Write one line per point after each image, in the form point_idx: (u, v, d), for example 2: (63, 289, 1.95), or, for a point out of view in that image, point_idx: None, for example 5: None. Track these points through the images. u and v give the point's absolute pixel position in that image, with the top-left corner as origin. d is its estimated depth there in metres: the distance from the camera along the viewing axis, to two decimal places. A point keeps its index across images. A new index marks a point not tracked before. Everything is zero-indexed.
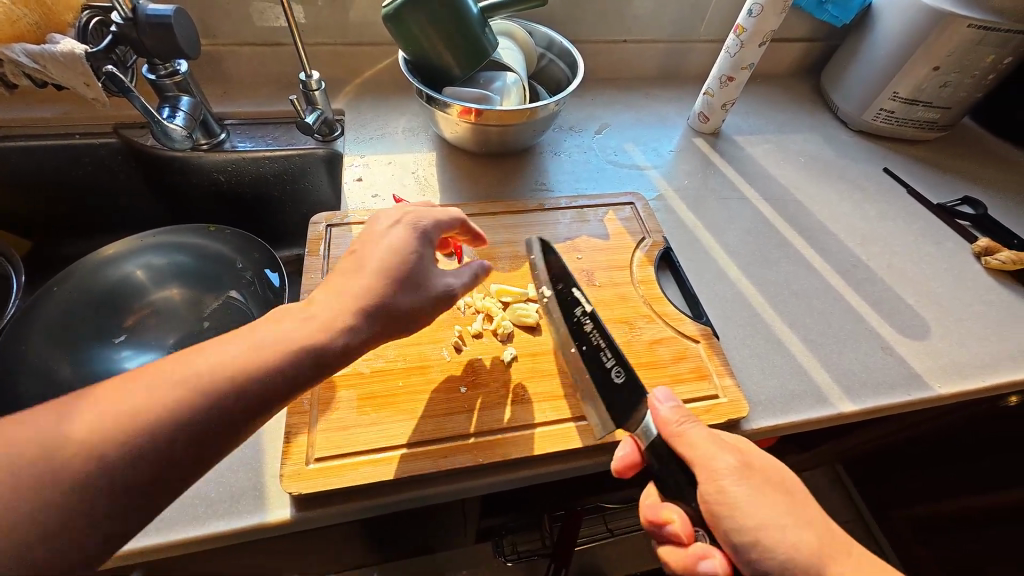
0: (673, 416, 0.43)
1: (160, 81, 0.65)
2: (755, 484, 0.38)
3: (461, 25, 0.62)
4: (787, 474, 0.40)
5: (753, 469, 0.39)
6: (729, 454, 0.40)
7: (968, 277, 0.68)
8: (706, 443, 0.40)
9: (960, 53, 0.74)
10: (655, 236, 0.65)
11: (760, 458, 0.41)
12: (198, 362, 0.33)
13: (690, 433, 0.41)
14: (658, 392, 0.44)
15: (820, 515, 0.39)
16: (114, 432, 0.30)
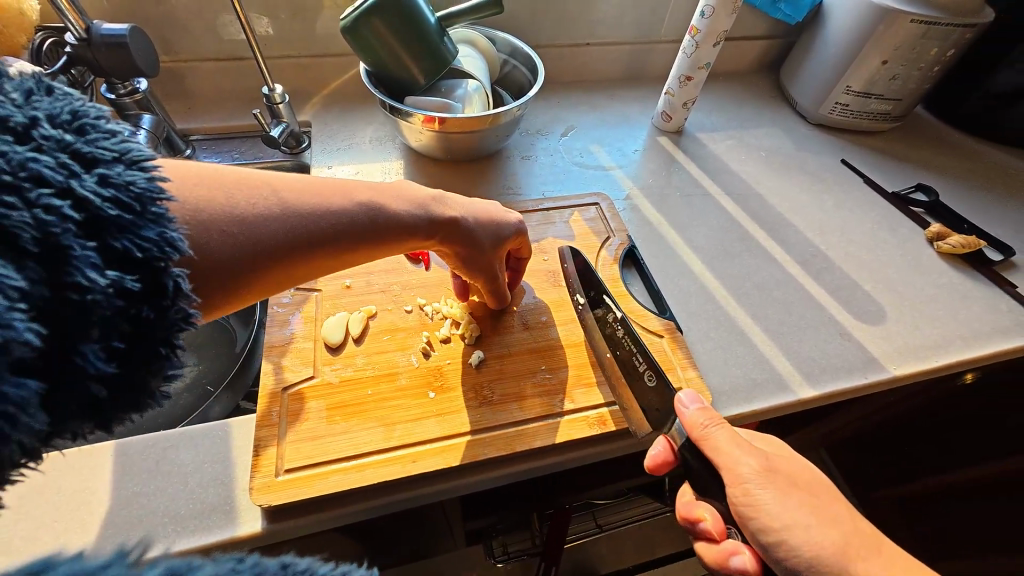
0: (699, 418, 0.43)
1: (120, 100, 0.65)
2: (776, 484, 0.39)
3: (419, 34, 0.63)
4: (813, 476, 0.40)
5: (775, 471, 0.40)
6: (751, 457, 0.40)
7: (921, 261, 0.71)
8: (728, 445, 0.41)
9: (906, 46, 0.77)
10: (620, 235, 0.67)
11: (788, 462, 0.41)
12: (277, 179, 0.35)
13: (715, 434, 0.41)
14: (681, 395, 0.45)
15: (848, 516, 0.39)
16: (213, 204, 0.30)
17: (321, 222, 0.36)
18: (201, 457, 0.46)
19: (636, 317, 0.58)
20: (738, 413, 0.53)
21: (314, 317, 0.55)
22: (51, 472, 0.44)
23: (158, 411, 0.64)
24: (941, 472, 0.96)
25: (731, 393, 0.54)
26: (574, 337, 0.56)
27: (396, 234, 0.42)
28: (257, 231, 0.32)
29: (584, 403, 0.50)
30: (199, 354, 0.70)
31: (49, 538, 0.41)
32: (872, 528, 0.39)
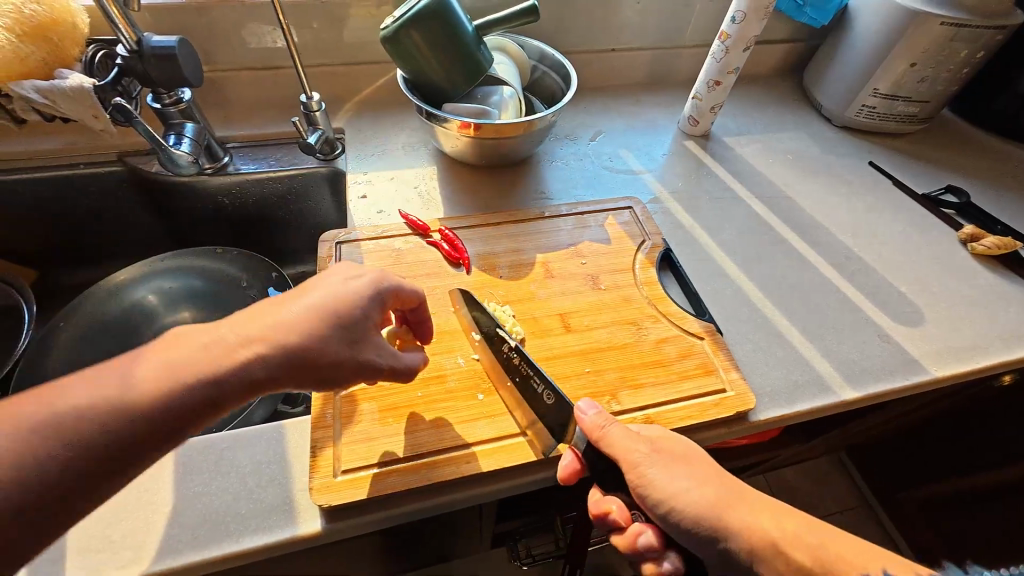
0: (597, 419, 0.46)
1: (165, 109, 0.66)
2: (660, 462, 0.43)
3: (456, 42, 0.64)
4: (688, 447, 0.45)
5: (660, 450, 0.44)
6: (641, 443, 0.44)
7: (955, 263, 0.71)
8: (634, 436, 0.45)
9: (935, 49, 0.77)
10: (655, 238, 0.67)
11: (666, 439, 0.45)
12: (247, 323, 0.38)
13: (612, 430, 0.45)
14: (581, 402, 0.47)
15: (715, 473, 0.43)
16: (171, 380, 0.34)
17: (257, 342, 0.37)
18: (258, 458, 0.47)
19: (676, 319, 0.59)
20: (781, 415, 0.54)
21: None
22: None
23: None
24: (971, 475, 0.95)
25: (772, 395, 0.55)
26: (616, 339, 0.56)
27: (265, 363, 0.36)
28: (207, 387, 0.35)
29: (630, 404, 0.51)
30: None
31: (116, 537, 0.42)
32: (739, 484, 0.43)
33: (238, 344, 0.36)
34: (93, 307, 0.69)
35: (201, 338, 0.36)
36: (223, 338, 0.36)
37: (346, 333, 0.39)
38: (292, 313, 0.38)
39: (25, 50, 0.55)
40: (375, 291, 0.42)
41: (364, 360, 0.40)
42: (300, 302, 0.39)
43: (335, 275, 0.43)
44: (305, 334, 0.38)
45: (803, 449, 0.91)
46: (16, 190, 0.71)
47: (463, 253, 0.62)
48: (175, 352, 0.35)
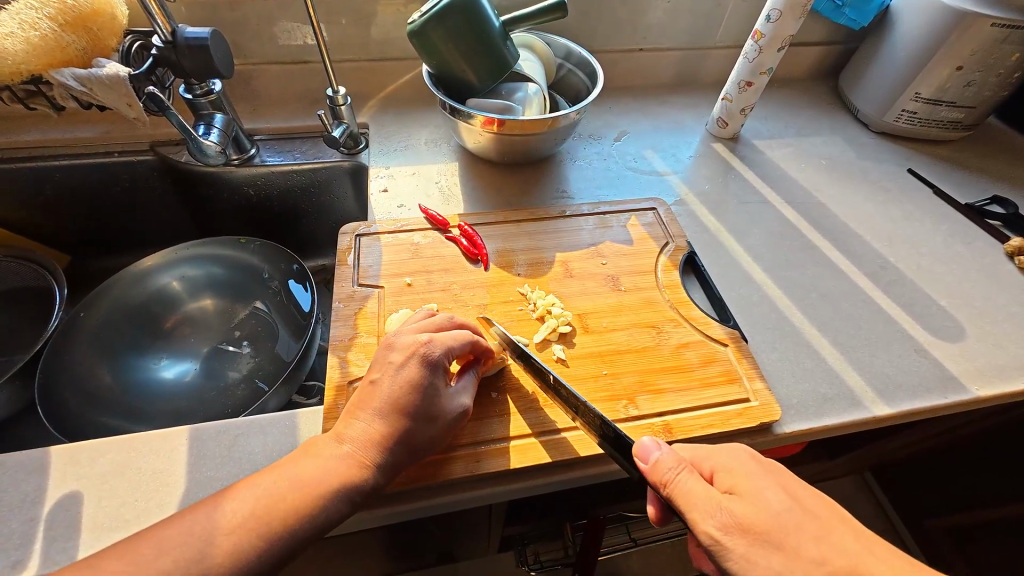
0: (664, 467, 0.37)
1: (196, 100, 0.68)
2: (738, 543, 0.34)
3: (481, 36, 0.63)
4: (777, 516, 0.34)
5: (739, 525, 0.34)
6: (710, 518, 0.35)
7: (1000, 276, 0.67)
8: (703, 496, 0.35)
9: (984, 51, 0.73)
10: (679, 241, 0.65)
11: (748, 503, 0.35)
12: (306, 467, 0.39)
13: (683, 484, 0.36)
14: (639, 447, 0.39)
15: (817, 555, 0.32)
16: (252, 525, 0.36)
17: (321, 485, 0.39)
18: (270, 446, 0.47)
19: (699, 324, 0.57)
20: (808, 428, 0.51)
21: (376, 313, 0.56)
22: (131, 452, 0.46)
23: (216, 400, 0.65)
24: (1008, 502, 0.90)
25: (800, 407, 0.52)
26: (634, 342, 0.55)
27: (357, 475, 0.40)
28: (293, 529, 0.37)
29: (649, 410, 0.49)
30: (256, 347, 0.71)
31: (130, 517, 0.42)
32: (856, 552, 0.32)
33: (324, 477, 0.39)
34: (120, 291, 0.71)
35: (275, 477, 0.39)
36: (314, 473, 0.39)
37: (416, 424, 0.42)
38: (369, 420, 0.41)
39: (67, 40, 0.57)
40: (427, 367, 0.43)
41: (424, 434, 0.42)
42: (369, 415, 0.42)
43: (382, 366, 0.44)
44: (384, 437, 0.41)
45: (826, 466, 0.87)
46: (52, 177, 0.74)
47: (481, 250, 0.62)
48: (259, 493, 0.38)
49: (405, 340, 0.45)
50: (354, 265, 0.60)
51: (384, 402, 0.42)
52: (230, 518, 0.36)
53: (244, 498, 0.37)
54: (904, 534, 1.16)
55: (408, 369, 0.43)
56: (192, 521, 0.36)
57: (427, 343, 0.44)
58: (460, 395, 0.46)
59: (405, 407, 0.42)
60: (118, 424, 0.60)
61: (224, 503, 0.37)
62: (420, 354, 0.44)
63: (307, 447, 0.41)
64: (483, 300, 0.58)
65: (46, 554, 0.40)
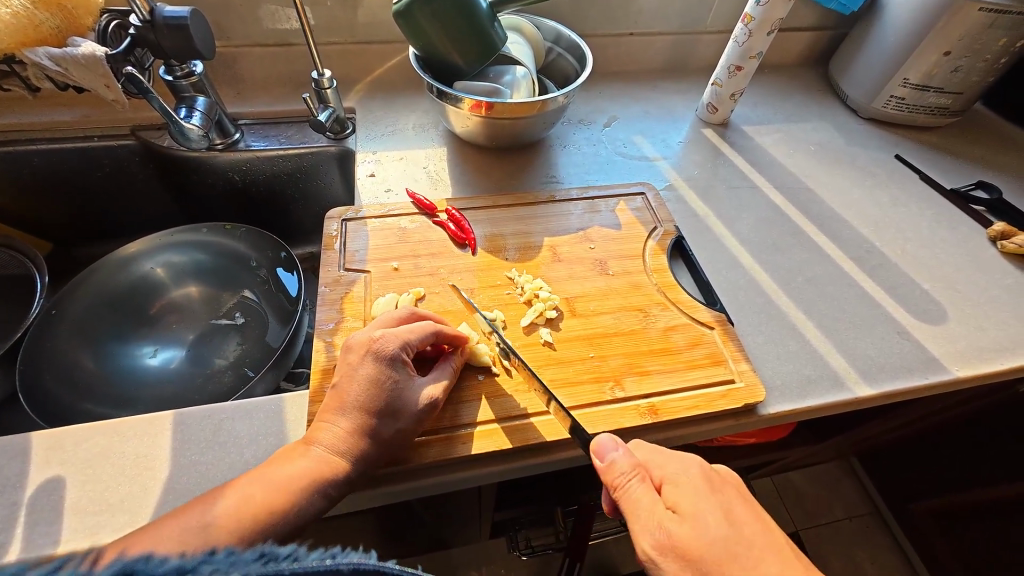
0: (617, 469, 0.39)
1: (177, 82, 0.66)
2: (671, 564, 0.34)
3: (469, 16, 0.62)
4: (708, 539, 0.34)
5: (671, 545, 0.35)
6: (648, 534, 0.36)
7: (984, 260, 0.68)
8: (646, 508, 0.37)
9: (972, 36, 0.73)
10: (667, 225, 0.65)
11: (687, 524, 0.35)
12: (279, 470, 0.39)
13: (630, 490, 0.38)
14: (600, 442, 0.40)
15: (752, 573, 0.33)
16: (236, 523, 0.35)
17: (296, 484, 0.38)
18: (256, 431, 0.47)
19: (686, 307, 0.57)
20: (792, 409, 0.52)
21: (363, 298, 0.55)
22: (114, 436, 0.45)
23: (203, 388, 0.65)
24: (987, 486, 0.92)
25: (784, 389, 0.53)
26: (622, 325, 0.55)
27: (330, 470, 0.40)
28: (274, 526, 0.36)
29: (635, 391, 0.49)
30: (242, 334, 0.71)
31: (113, 501, 0.42)
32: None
33: (296, 475, 0.39)
34: (103, 276, 0.70)
35: (250, 480, 0.38)
36: (286, 472, 0.39)
37: (381, 419, 0.42)
38: (337, 420, 0.42)
39: (40, 18, 0.56)
40: (383, 363, 0.44)
41: (392, 427, 0.43)
42: (335, 416, 0.42)
43: (343, 368, 0.44)
44: (352, 433, 0.41)
45: (812, 451, 0.88)
46: (31, 161, 0.72)
47: (469, 234, 0.61)
48: (232, 492, 0.37)
49: (361, 338, 0.45)
50: (340, 250, 0.60)
51: (348, 403, 0.42)
52: (203, 515, 0.35)
53: (218, 497, 0.37)
54: (889, 517, 1.19)
55: (364, 369, 0.43)
56: (169, 522, 0.34)
57: (380, 339, 0.44)
58: (427, 386, 0.46)
59: (369, 403, 0.42)
60: (104, 411, 0.60)
61: (196, 506, 0.36)
62: (375, 352, 0.44)
63: (279, 453, 0.41)
64: (470, 283, 0.58)
65: (28, 538, 0.39)
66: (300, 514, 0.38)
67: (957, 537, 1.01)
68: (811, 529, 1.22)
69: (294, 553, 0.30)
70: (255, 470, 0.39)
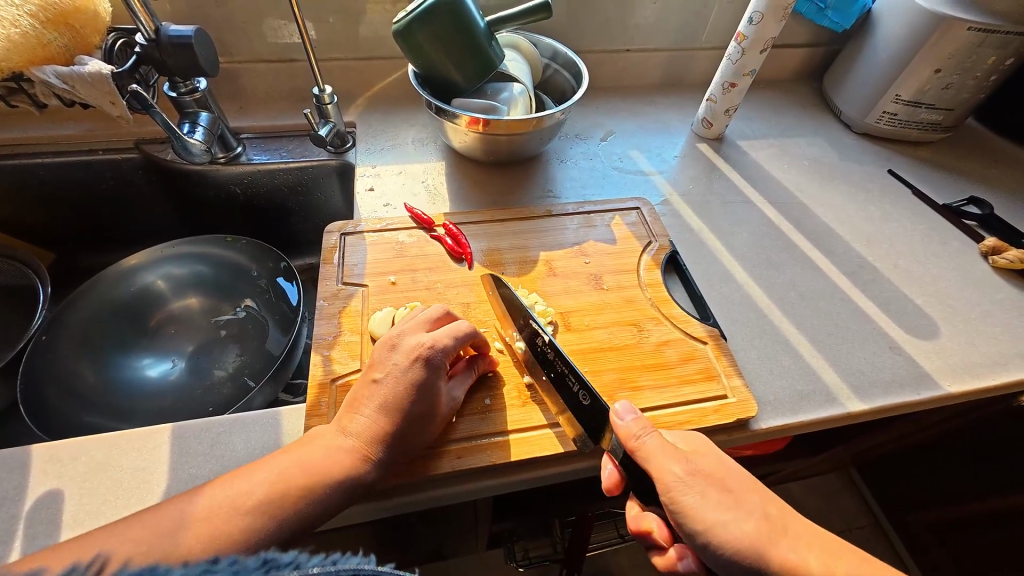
0: (633, 427, 0.43)
1: (181, 98, 0.68)
2: (698, 486, 0.39)
3: (466, 33, 0.63)
4: (726, 468, 0.41)
5: (699, 472, 0.40)
6: (677, 462, 0.40)
7: (976, 276, 0.68)
8: (668, 450, 0.41)
9: (962, 54, 0.75)
10: (662, 240, 0.66)
11: (705, 458, 0.42)
12: (308, 456, 0.40)
13: (648, 442, 0.42)
14: (619, 404, 0.44)
15: (760, 504, 0.39)
16: (254, 507, 0.37)
17: (322, 475, 0.40)
18: (253, 443, 0.47)
19: (679, 322, 0.58)
20: (784, 424, 0.52)
21: (361, 312, 0.56)
22: (112, 450, 0.46)
23: (202, 400, 0.65)
24: (983, 498, 0.92)
25: (776, 403, 0.53)
26: (616, 340, 0.55)
27: (357, 464, 0.41)
28: (297, 513, 0.38)
29: None
30: (241, 345, 0.71)
31: (111, 514, 0.42)
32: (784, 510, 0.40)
33: (329, 465, 0.40)
34: (106, 287, 0.71)
35: (278, 463, 0.40)
36: (316, 461, 0.40)
37: (413, 423, 0.43)
38: (371, 416, 0.43)
39: (49, 38, 0.57)
40: (429, 369, 0.45)
41: (419, 433, 0.44)
42: (371, 411, 0.43)
43: (385, 366, 0.45)
44: (384, 433, 0.42)
45: (808, 463, 0.88)
46: (35, 173, 0.73)
47: (466, 248, 0.62)
48: (267, 476, 0.39)
49: (409, 342, 0.46)
50: (338, 264, 0.60)
51: (383, 402, 0.43)
52: (231, 499, 0.37)
53: (251, 481, 0.38)
54: (888, 528, 1.18)
55: (410, 371, 0.44)
56: (162, 512, 0.36)
57: (430, 346, 0.45)
58: (455, 390, 0.47)
59: (406, 407, 0.43)
60: (102, 423, 0.60)
61: (226, 488, 0.38)
62: (423, 357, 0.45)
63: (312, 437, 0.43)
64: (466, 298, 0.58)
65: (27, 552, 0.40)
66: (321, 507, 0.39)
67: (956, 551, 1.01)
68: None
69: (296, 559, 0.31)
70: (288, 451, 0.41)
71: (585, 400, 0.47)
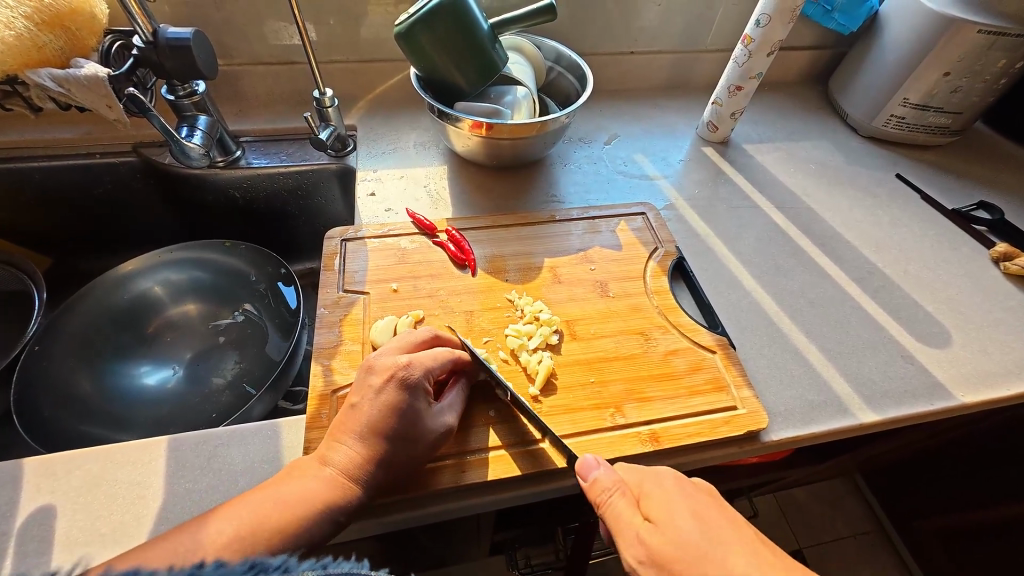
0: (600, 487, 0.40)
1: (179, 101, 0.67)
2: (650, 573, 0.35)
3: (468, 37, 0.62)
4: (683, 543, 0.35)
5: (652, 554, 0.35)
6: (632, 546, 0.37)
7: (987, 282, 0.67)
8: (624, 523, 0.37)
9: (971, 58, 0.74)
10: (668, 246, 0.65)
11: (660, 531, 0.36)
12: (288, 490, 0.39)
13: (612, 505, 0.39)
14: (584, 460, 0.41)
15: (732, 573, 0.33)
16: (242, 545, 0.35)
17: (306, 507, 0.38)
18: (252, 456, 0.46)
19: (687, 330, 0.56)
20: (795, 436, 0.51)
21: (362, 320, 0.55)
22: (107, 463, 0.44)
23: (199, 408, 0.64)
24: (992, 506, 0.91)
25: (787, 415, 0.52)
26: (623, 349, 0.54)
27: (340, 493, 0.39)
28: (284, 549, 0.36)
29: (636, 418, 0.49)
30: (240, 352, 0.70)
31: (105, 531, 0.41)
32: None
33: (309, 497, 0.39)
34: (103, 294, 0.70)
35: (257, 499, 0.38)
36: (298, 493, 0.39)
37: (397, 447, 0.42)
38: (351, 443, 0.41)
39: (44, 40, 0.55)
40: (407, 390, 0.43)
41: (406, 455, 0.42)
42: (350, 438, 0.41)
43: (362, 389, 0.44)
44: (366, 459, 0.41)
45: (815, 470, 0.87)
46: (32, 177, 0.72)
47: (469, 255, 0.61)
48: (245, 513, 0.36)
49: (384, 362, 0.44)
50: (339, 270, 0.59)
51: (364, 427, 0.42)
52: (214, 538, 0.34)
53: (230, 519, 0.36)
54: (893, 535, 1.17)
55: (388, 395, 0.43)
56: (157, 548, 0.33)
57: (406, 366, 0.44)
58: (444, 413, 0.45)
59: (388, 431, 0.42)
60: (100, 433, 0.59)
61: (207, 526, 0.35)
62: (399, 378, 0.43)
63: (287, 472, 0.41)
64: (470, 305, 0.57)
65: (17, 570, 0.39)
66: (307, 540, 0.37)
67: (963, 558, 1.00)
68: (814, 546, 1.20)
69: None
70: (265, 487, 0.39)
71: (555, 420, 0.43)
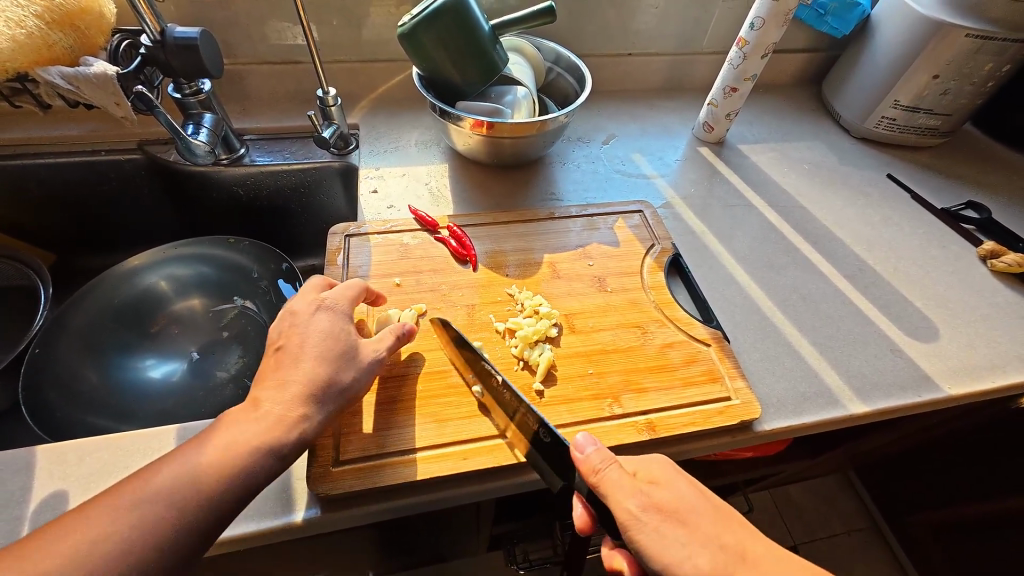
0: (595, 459, 0.39)
1: (185, 99, 0.68)
2: (653, 521, 0.35)
3: (470, 37, 0.63)
4: (685, 498, 0.37)
5: (655, 506, 0.36)
6: (634, 498, 0.36)
7: (975, 279, 0.69)
8: (625, 488, 0.37)
9: (960, 60, 0.76)
10: (664, 243, 0.67)
11: (664, 489, 0.37)
12: (262, 409, 0.40)
13: (609, 475, 0.38)
14: (578, 437, 0.40)
15: (715, 532, 0.35)
16: (225, 465, 0.37)
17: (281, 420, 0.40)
18: None
19: (683, 324, 0.58)
20: (787, 425, 0.52)
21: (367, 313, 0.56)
22: (117, 451, 0.46)
23: (203, 402, 0.65)
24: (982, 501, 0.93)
25: (779, 405, 0.54)
26: (621, 342, 0.56)
27: (307, 402, 0.41)
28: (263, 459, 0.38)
29: (634, 408, 0.50)
30: (243, 347, 0.71)
31: None
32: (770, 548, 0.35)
33: (280, 409, 0.40)
34: (110, 287, 0.71)
35: (237, 420, 0.39)
36: (270, 410, 0.40)
37: (340, 358, 0.44)
38: (301, 360, 0.43)
39: (54, 38, 0.56)
40: (330, 312, 0.47)
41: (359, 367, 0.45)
42: (297, 358, 0.43)
43: (287, 326, 0.46)
44: (326, 371, 0.43)
45: (809, 465, 0.89)
46: (37, 174, 0.73)
47: (470, 250, 0.63)
48: (224, 436, 0.38)
49: (303, 301, 0.48)
50: (343, 265, 0.61)
51: (306, 346, 0.44)
52: (195, 461, 0.36)
53: (209, 444, 0.38)
54: (887, 530, 1.19)
55: (319, 317, 0.46)
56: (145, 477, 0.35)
57: (325, 296, 0.48)
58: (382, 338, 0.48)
59: (329, 349, 0.44)
60: (104, 423, 0.60)
61: (189, 453, 0.37)
62: (320, 304, 0.47)
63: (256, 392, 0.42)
64: (472, 300, 0.59)
65: None
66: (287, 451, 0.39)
67: (953, 551, 1.02)
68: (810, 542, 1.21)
69: None
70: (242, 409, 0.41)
71: (546, 437, 0.44)
